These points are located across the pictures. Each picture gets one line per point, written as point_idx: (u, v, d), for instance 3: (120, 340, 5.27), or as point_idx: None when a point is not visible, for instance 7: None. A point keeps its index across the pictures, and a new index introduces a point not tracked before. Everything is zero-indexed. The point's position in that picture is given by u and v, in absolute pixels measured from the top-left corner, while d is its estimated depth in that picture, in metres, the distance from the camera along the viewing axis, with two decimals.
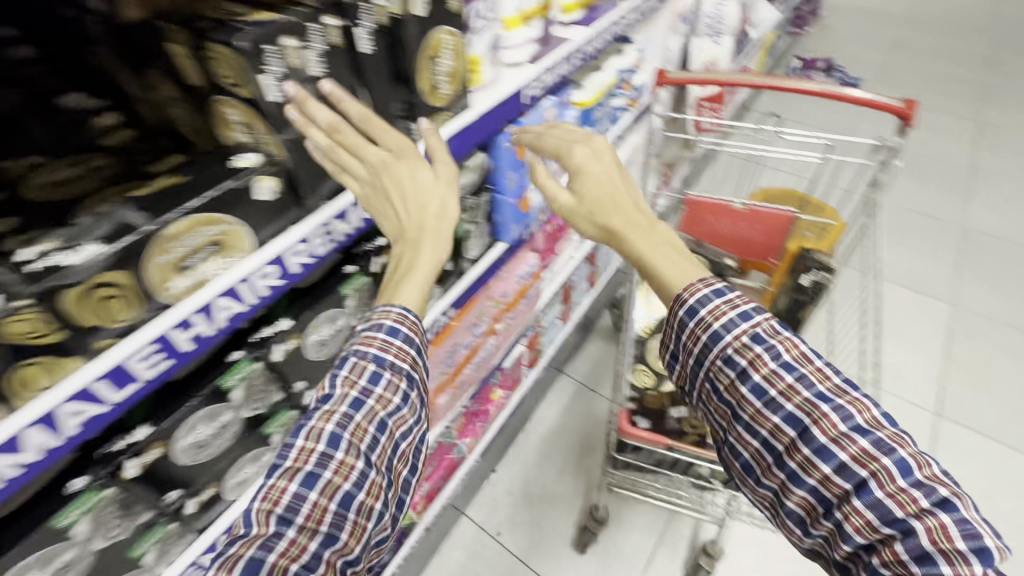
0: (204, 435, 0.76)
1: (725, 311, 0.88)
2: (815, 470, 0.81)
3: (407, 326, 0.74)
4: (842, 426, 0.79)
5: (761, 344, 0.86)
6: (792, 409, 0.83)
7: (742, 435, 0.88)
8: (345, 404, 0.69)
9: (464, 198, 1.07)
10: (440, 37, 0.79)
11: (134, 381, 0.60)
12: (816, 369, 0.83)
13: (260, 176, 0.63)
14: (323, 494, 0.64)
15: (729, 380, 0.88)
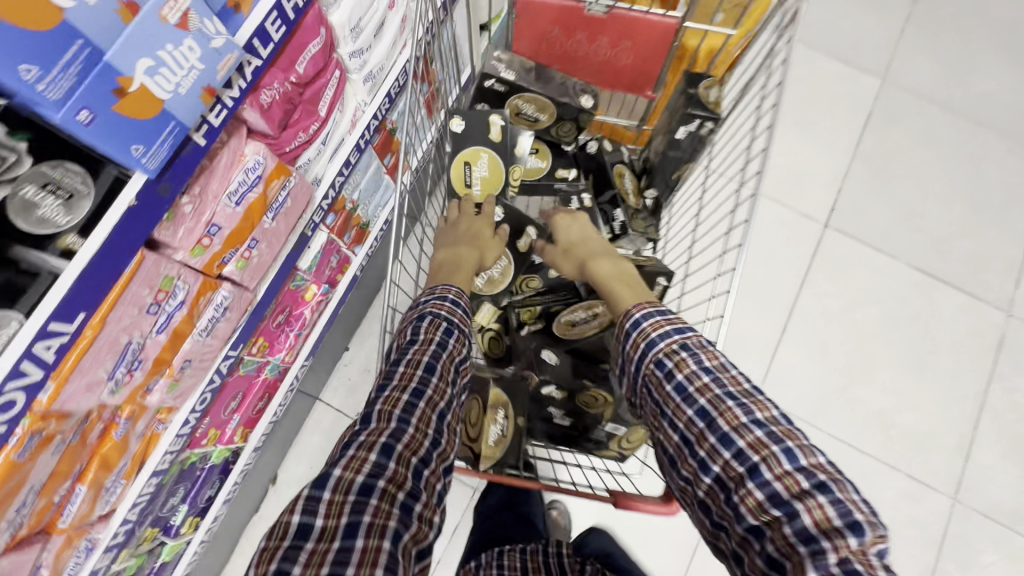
0: None
1: (662, 325, 0.88)
2: (718, 457, 0.76)
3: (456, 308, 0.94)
4: (740, 417, 0.76)
5: (686, 347, 0.84)
6: (702, 403, 0.79)
7: (665, 432, 0.83)
8: (431, 351, 0.86)
9: None
10: None
11: None
12: (727, 370, 0.83)
13: None
14: (428, 414, 0.81)
15: (659, 384, 0.84)
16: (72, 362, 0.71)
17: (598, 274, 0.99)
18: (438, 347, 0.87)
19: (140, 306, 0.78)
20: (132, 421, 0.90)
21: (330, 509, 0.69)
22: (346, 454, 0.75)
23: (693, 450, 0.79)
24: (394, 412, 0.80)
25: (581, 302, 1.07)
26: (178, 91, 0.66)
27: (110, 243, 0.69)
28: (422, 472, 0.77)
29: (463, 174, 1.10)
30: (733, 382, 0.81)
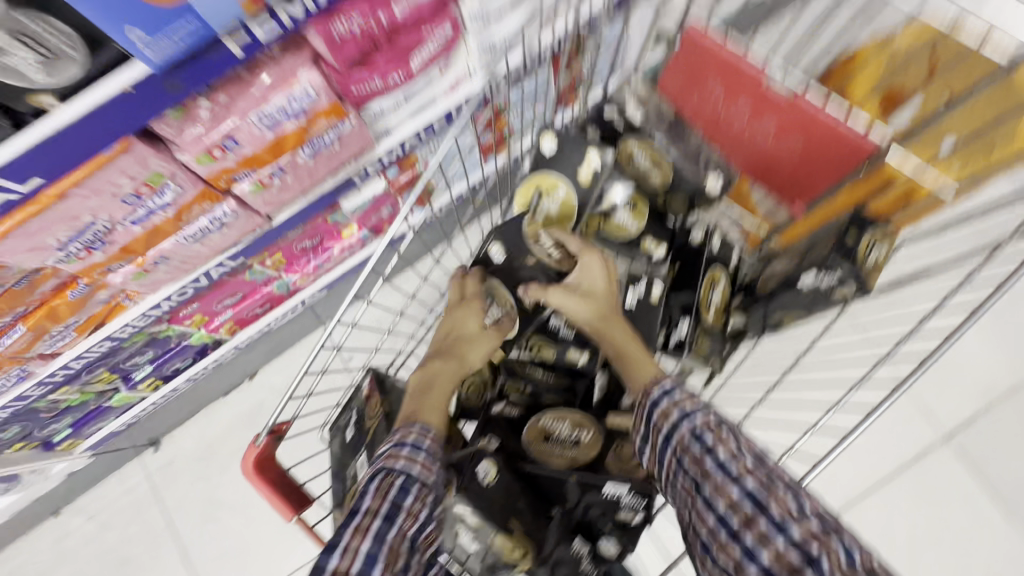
0: None
1: (693, 397, 0.72)
2: (731, 501, 0.60)
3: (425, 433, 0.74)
4: (782, 497, 0.59)
5: (723, 424, 0.67)
6: (737, 473, 0.61)
7: (693, 505, 0.63)
8: (394, 491, 0.66)
9: None
10: None
11: None
12: (767, 458, 0.65)
13: None
14: (397, 550, 0.62)
15: (695, 457, 0.65)
16: (19, 222, 0.68)
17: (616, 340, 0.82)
18: (404, 484, 0.67)
19: (115, 194, 0.73)
20: (91, 285, 0.88)
21: None
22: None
23: (727, 528, 0.59)
24: None
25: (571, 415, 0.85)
26: None
27: (91, 125, 0.62)
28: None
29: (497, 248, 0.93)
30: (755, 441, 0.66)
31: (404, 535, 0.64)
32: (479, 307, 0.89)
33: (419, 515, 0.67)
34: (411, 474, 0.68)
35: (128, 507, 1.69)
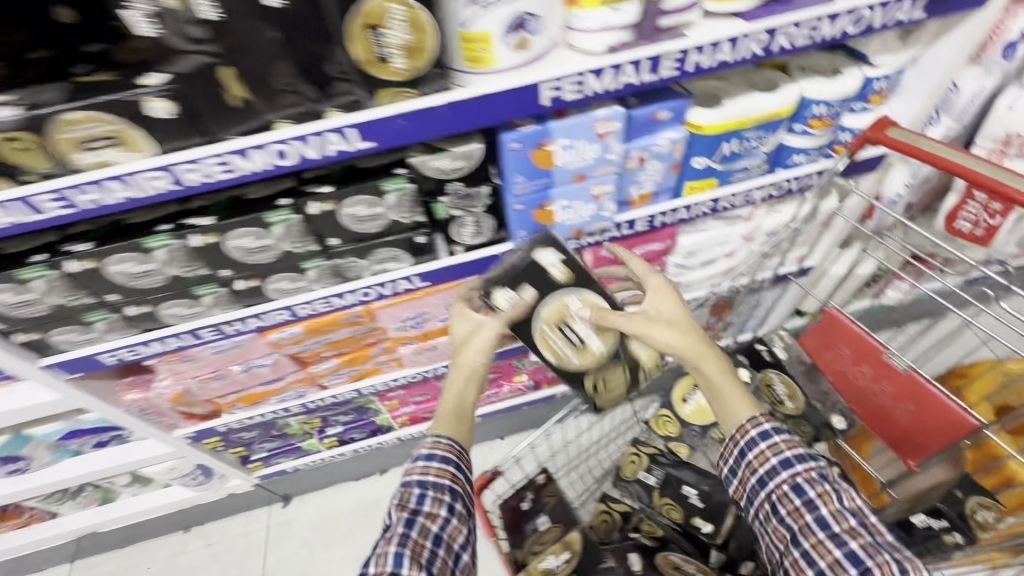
0: (136, 270, 0.93)
1: (795, 444, 0.91)
2: (811, 535, 0.83)
3: (440, 442, 0.96)
4: (868, 541, 0.79)
5: (825, 479, 0.87)
6: (824, 514, 0.83)
7: (787, 539, 0.86)
8: (412, 499, 0.88)
9: (450, 183, 0.95)
10: (384, 5, 0.68)
11: (44, 213, 0.77)
12: (866, 512, 0.84)
13: (152, 96, 0.70)
14: (421, 544, 0.84)
15: (793, 506, 0.86)
16: (399, 300, 1.17)
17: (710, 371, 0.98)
18: (420, 494, 0.89)
19: (446, 301, 1.21)
20: (384, 350, 1.33)
21: None
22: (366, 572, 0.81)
23: (813, 557, 0.82)
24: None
25: (594, 356, 1.06)
26: (565, 223, 1.07)
27: (469, 266, 1.12)
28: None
29: (506, 298, 0.98)
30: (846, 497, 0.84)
31: (426, 535, 0.85)
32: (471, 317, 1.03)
33: (437, 516, 0.88)
34: (423, 484, 0.90)
35: (238, 548, 1.91)
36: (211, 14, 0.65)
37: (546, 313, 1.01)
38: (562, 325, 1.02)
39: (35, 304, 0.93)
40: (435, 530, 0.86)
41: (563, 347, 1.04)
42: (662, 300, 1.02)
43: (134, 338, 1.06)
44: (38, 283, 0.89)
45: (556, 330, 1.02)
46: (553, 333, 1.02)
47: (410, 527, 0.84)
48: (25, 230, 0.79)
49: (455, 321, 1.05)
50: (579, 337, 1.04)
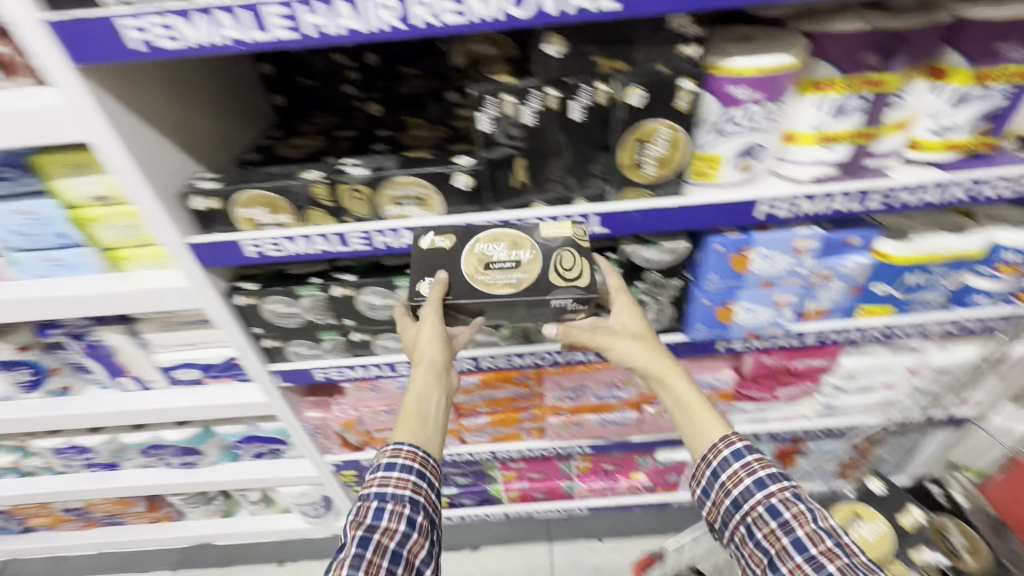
0: (378, 303, 1.12)
1: (764, 466, 0.91)
2: (790, 559, 0.83)
3: (406, 452, 0.91)
4: (846, 563, 0.79)
5: (798, 501, 0.88)
6: (802, 537, 0.83)
7: (767, 567, 0.86)
8: (370, 515, 0.86)
9: (651, 272, 1.09)
10: (656, 127, 0.86)
11: (347, 247, 0.98)
12: (834, 525, 0.85)
13: (461, 172, 0.92)
14: (376, 562, 0.80)
15: (770, 530, 0.87)
16: (567, 369, 1.27)
17: (676, 388, 0.98)
18: (377, 509, 0.86)
19: (607, 379, 1.30)
20: (532, 417, 1.41)
21: None
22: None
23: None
24: None
25: (538, 266, 0.95)
26: (742, 324, 1.14)
27: None
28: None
29: (429, 240, 0.97)
30: (806, 522, 0.85)
31: (382, 552, 0.81)
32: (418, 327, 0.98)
33: (395, 531, 0.84)
34: (381, 497, 0.87)
35: None
36: (529, 122, 0.85)
37: (464, 267, 0.96)
38: (486, 266, 0.96)
39: (294, 317, 1.13)
40: (390, 548, 0.82)
41: (510, 281, 0.96)
42: (635, 319, 1.01)
43: (345, 361, 1.22)
44: (307, 300, 1.10)
45: (483, 275, 0.96)
46: (487, 276, 0.95)
47: (362, 546, 0.81)
48: (326, 257, 1.01)
49: (408, 331, 0.99)
50: (510, 258, 0.96)
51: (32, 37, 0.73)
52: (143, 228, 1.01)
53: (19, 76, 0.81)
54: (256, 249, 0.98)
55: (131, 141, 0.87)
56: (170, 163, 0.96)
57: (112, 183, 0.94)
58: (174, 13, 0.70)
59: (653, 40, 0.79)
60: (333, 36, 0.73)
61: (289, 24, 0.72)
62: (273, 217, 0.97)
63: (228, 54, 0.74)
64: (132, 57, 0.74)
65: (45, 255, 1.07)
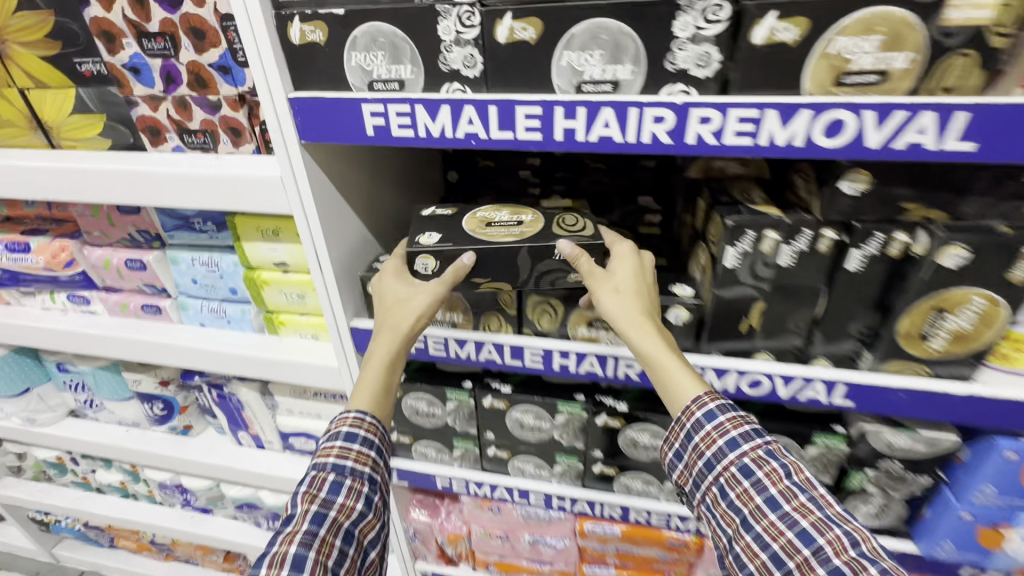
0: (529, 423, 0.96)
1: (741, 422, 0.72)
2: (763, 518, 0.65)
3: (365, 422, 0.77)
4: (818, 515, 0.63)
5: (774, 458, 0.68)
6: (775, 493, 0.65)
7: (737, 525, 0.68)
8: (324, 489, 0.70)
9: (891, 462, 0.83)
10: (968, 296, 0.65)
11: (519, 360, 0.84)
12: (813, 481, 0.66)
13: (679, 305, 0.76)
14: (328, 543, 0.66)
15: (744, 488, 0.68)
16: None
17: (655, 347, 0.71)
18: (334, 483, 0.71)
19: None
20: None
21: None
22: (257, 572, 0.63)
23: (768, 544, 0.64)
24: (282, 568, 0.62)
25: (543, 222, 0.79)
26: (1015, 556, 0.82)
27: None
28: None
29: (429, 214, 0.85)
30: (780, 485, 0.66)
31: (334, 529, 0.67)
32: (411, 279, 0.81)
33: (350, 510, 0.70)
34: (338, 472, 0.72)
35: None
36: (787, 265, 0.68)
37: (465, 227, 0.80)
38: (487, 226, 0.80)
39: (432, 418, 1.00)
40: (354, 518, 0.70)
41: (513, 233, 0.78)
42: (626, 271, 0.74)
43: (472, 474, 1.06)
44: (452, 404, 0.97)
45: (485, 231, 0.78)
46: (490, 229, 0.78)
47: (318, 522, 0.67)
48: (490, 367, 0.88)
49: (383, 280, 0.81)
50: (513, 221, 0.81)
51: (272, 112, 0.70)
52: (310, 298, 0.96)
53: (244, 142, 0.80)
54: (419, 345, 0.88)
55: (327, 217, 0.82)
56: (355, 240, 0.90)
57: (296, 252, 0.90)
58: (419, 104, 0.64)
59: (994, 190, 0.60)
60: (584, 144, 0.62)
61: (539, 127, 0.62)
62: (447, 316, 0.86)
63: (460, 148, 0.66)
64: (360, 140, 0.68)
65: (212, 305, 1.05)
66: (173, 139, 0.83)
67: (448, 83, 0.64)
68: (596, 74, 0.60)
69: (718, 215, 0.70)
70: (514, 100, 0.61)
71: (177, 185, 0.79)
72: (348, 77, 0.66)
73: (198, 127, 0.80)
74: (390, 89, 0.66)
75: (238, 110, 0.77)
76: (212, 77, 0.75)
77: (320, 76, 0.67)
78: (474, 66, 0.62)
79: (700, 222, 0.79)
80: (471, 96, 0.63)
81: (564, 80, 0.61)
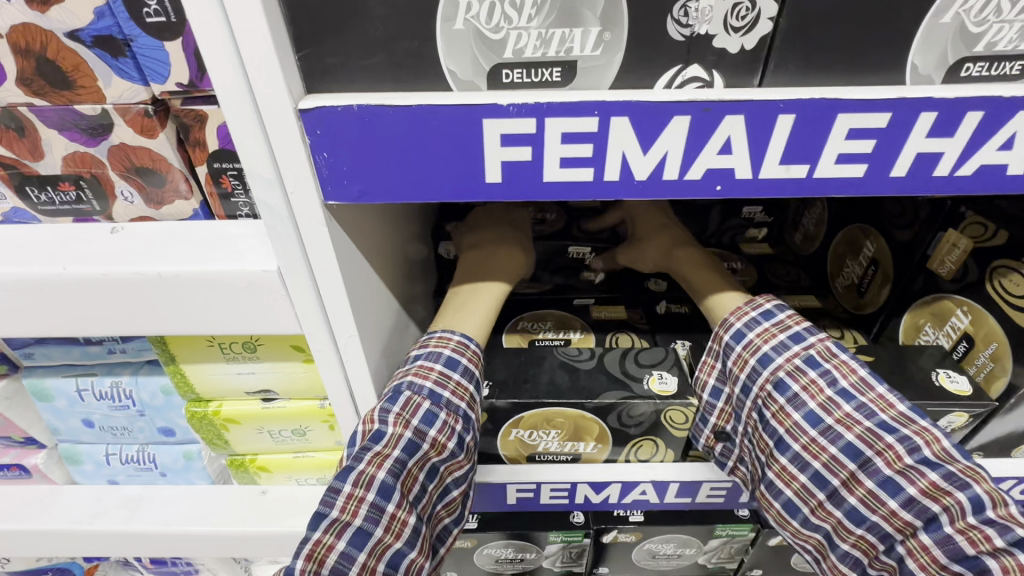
0: (664, 551, 0.67)
1: (774, 334, 0.47)
2: (801, 435, 0.43)
3: (467, 350, 0.49)
4: (868, 425, 0.42)
5: (814, 365, 0.45)
6: (814, 409, 0.43)
7: (766, 449, 0.46)
8: (419, 417, 0.44)
9: None
10: None
11: (690, 497, 0.55)
12: (868, 381, 0.44)
13: (958, 411, 0.50)
14: (413, 481, 0.42)
15: (776, 408, 0.45)
16: None
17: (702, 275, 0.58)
18: (430, 413, 0.44)
19: None
20: None
21: (389, 525, 0.39)
22: (338, 488, 0.39)
23: (806, 466, 0.43)
24: (370, 496, 0.39)
25: (565, 221, 0.67)
26: None
27: None
28: (406, 559, 0.40)
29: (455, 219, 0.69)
30: (819, 394, 0.44)
31: (424, 467, 0.42)
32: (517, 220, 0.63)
33: (444, 451, 0.44)
34: (435, 399, 0.45)
35: None
36: None
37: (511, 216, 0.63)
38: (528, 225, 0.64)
39: (520, 563, 0.68)
40: (462, 439, 0.45)
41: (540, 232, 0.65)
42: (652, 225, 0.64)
43: None
44: (555, 545, 0.65)
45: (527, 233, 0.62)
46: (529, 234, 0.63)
47: (409, 452, 0.42)
48: (635, 508, 0.57)
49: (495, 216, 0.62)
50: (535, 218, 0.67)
51: (261, 148, 0.31)
52: (314, 433, 0.57)
53: (173, 196, 0.39)
54: (525, 495, 0.55)
55: (370, 330, 0.44)
56: (396, 343, 0.53)
57: (285, 374, 0.50)
58: (619, 113, 0.29)
59: None
60: (944, 182, 0.32)
61: (870, 153, 0.31)
62: (567, 448, 0.54)
63: (688, 198, 0.33)
64: (471, 195, 0.32)
65: (129, 452, 0.62)
66: (1, 197, 0.39)
67: (678, 66, 0.29)
68: (1004, 40, 0.29)
69: None
70: (837, 99, 0.29)
71: (31, 298, 0.38)
72: (442, 57, 0.29)
73: (58, 169, 0.38)
74: (539, 83, 0.30)
75: (154, 135, 0.36)
76: (78, 64, 0.33)
77: (373, 58, 0.29)
78: (748, 28, 0.28)
79: (954, 269, 0.53)
80: (739, 92, 0.29)
81: (931, 55, 0.29)
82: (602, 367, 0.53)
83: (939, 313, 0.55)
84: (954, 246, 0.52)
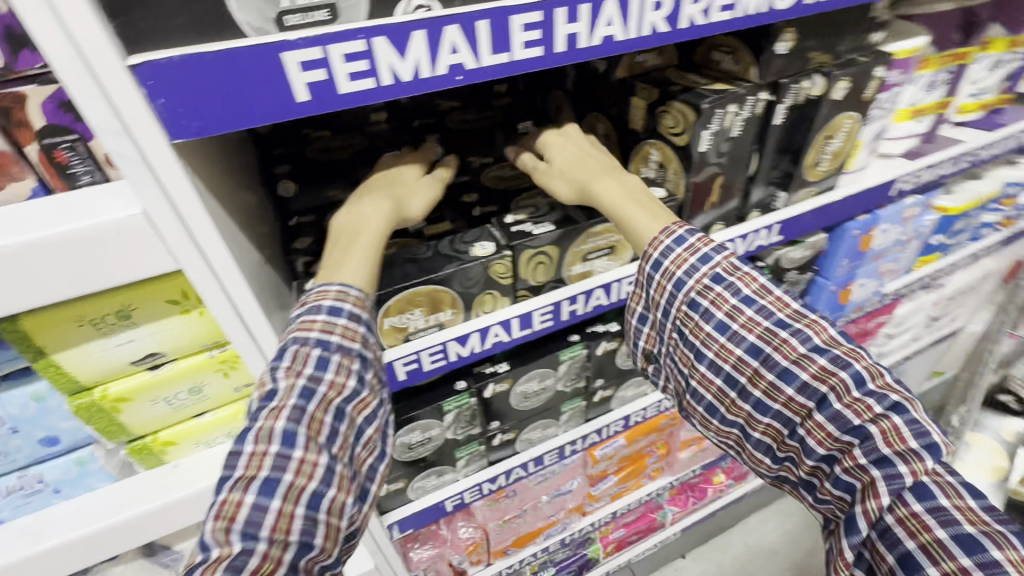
0: (531, 389, 0.88)
1: (686, 258, 0.63)
2: (712, 343, 0.63)
3: (348, 296, 0.55)
4: (767, 324, 0.61)
5: (720, 280, 0.63)
6: (755, 342, 0.60)
7: (690, 360, 0.66)
8: (311, 364, 0.50)
9: (790, 272, 1.03)
10: (842, 121, 0.81)
11: (531, 327, 0.75)
12: (767, 287, 0.63)
13: None
14: (320, 420, 0.49)
15: (693, 323, 0.64)
16: None
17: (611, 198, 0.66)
18: (322, 358, 0.51)
19: None
20: (657, 456, 1.23)
21: (298, 467, 0.46)
22: (241, 450, 0.47)
23: (721, 370, 0.63)
24: (268, 454, 0.46)
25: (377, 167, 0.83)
26: (858, 299, 1.18)
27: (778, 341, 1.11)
28: (327, 497, 0.47)
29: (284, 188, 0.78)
30: (724, 305, 0.62)
31: (327, 407, 0.49)
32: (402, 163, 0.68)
33: (345, 388, 0.51)
34: (323, 347, 0.51)
35: None
36: (739, 132, 0.75)
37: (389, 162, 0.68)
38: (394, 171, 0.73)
39: (428, 441, 0.83)
40: (362, 376, 0.53)
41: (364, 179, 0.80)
42: (565, 153, 0.69)
43: (483, 474, 0.93)
44: (452, 414, 0.81)
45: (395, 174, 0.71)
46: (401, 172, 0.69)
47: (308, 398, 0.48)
48: (498, 350, 0.75)
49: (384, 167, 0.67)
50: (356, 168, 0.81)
51: (104, 102, 0.39)
52: (210, 387, 0.63)
53: (9, 180, 0.44)
54: (412, 367, 0.69)
55: (239, 257, 0.52)
56: (262, 286, 0.61)
57: (168, 332, 0.56)
58: (378, 35, 0.43)
59: (845, 31, 0.75)
60: (587, 51, 0.53)
61: (539, 39, 0.50)
62: (432, 320, 0.69)
63: (441, 88, 0.48)
64: (289, 116, 0.44)
65: (10, 483, 0.61)
66: None
67: None
68: None
69: (682, 105, 0.71)
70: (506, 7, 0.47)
71: None
72: (236, 12, 0.39)
73: None
74: (315, 23, 0.42)
75: None
76: None
77: (179, 19, 0.38)
78: None
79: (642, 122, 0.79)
80: (450, 10, 0.45)
81: None
82: (438, 252, 0.69)
83: (642, 155, 0.81)
84: (637, 107, 0.78)
